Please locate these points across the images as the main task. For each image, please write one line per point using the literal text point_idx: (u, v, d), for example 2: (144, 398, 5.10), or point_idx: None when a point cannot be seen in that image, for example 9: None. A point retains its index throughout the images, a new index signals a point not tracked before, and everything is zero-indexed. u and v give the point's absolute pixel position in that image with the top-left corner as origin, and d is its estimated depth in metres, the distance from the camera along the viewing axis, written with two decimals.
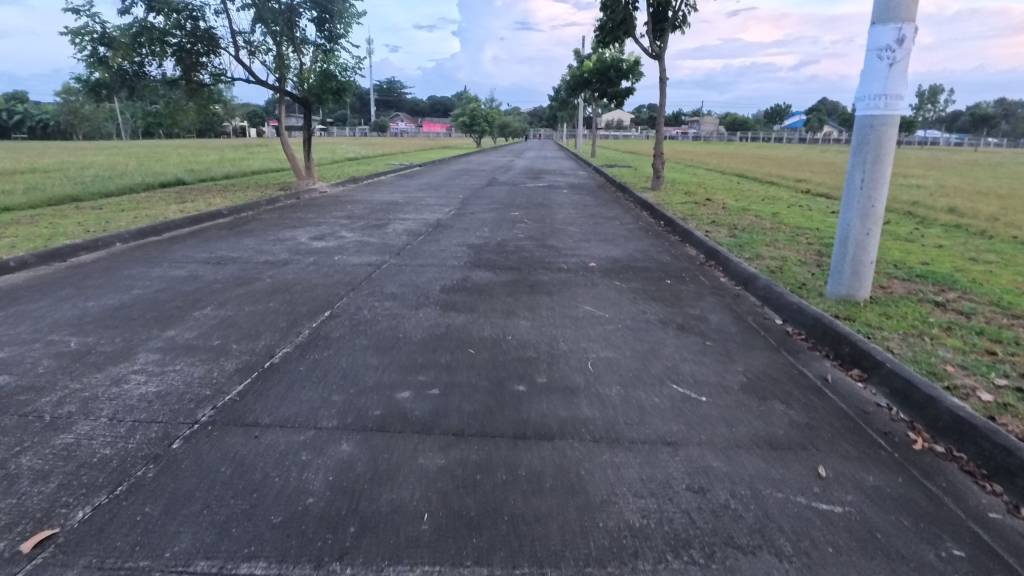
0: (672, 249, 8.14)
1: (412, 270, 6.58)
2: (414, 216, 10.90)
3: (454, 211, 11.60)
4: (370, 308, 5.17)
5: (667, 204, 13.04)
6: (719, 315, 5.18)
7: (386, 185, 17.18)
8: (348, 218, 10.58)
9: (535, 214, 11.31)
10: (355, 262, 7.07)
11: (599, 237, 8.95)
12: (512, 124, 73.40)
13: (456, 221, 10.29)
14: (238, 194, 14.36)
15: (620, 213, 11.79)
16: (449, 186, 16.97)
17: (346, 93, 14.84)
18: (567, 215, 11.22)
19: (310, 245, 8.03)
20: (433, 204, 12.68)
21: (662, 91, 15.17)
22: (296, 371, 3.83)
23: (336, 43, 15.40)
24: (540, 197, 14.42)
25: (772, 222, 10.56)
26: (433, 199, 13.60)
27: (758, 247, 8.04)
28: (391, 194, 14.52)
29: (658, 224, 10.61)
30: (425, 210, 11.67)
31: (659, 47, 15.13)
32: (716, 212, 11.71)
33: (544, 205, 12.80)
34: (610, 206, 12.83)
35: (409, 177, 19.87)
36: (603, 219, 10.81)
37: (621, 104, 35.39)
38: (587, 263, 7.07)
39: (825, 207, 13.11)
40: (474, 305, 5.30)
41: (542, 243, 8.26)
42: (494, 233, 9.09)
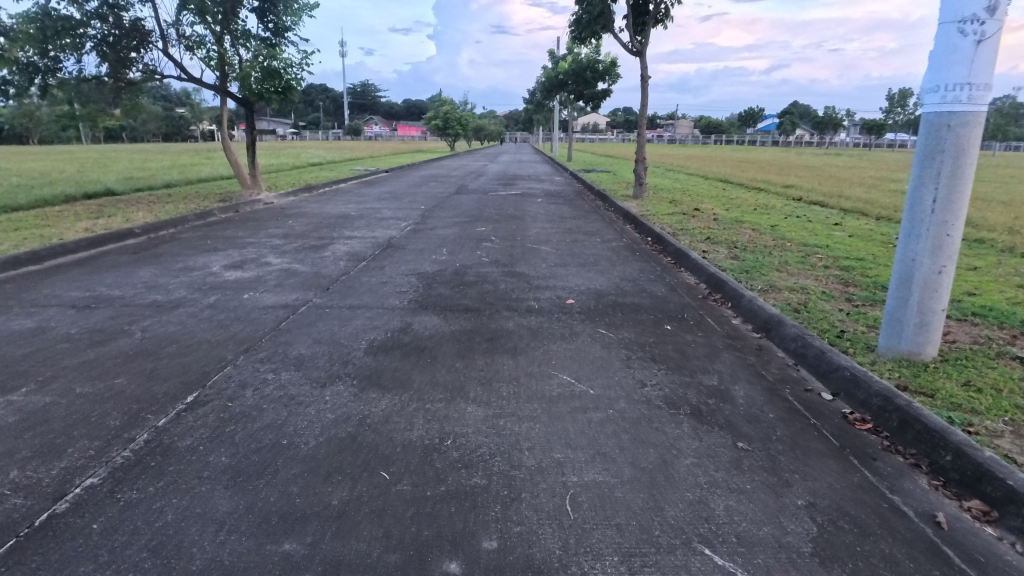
0: (666, 276, 6.74)
1: (337, 315, 5.07)
2: (363, 233, 9.37)
3: (411, 226, 10.11)
4: (255, 386, 3.65)
5: (652, 215, 11.71)
6: (744, 386, 3.78)
7: (342, 194, 15.59)
8: (285, 237, 9.01)
9: (503, 229, 9.87)
10: (268, 302, 5.53)
11: (577, 260, 7.54)
12: (488, 128, 72.22)
13: (411, 240, 8.79)
14: (170, 206, 12.70)
15: (600, 227, 10.42)
16: (412, 195, 15.42)
17: (295, 93, 13.22)
18: (541, 230, 9.83)
19: (220, 277, 6.44)
20: (388, 218, 11.17)
21: (643, 91, 13.86)
22: (81, 538, 2.31)
23: (283, 36, 13.76)
24: (511, 207, 12.99)
25: (774, 238, 9.27)
26: (391, 211, 12.08)
27: (769, 273, 6.70)
28: (345, 205, 12.94)
29: (646, 241, 9.22)
30: (378, 226, 10.14)
31: (641, 43, 13.80)
32: (708, 226, 10.39)
33: (516, 217, 11.37)
34: (589, 219, 11.44)
35: (370, 185, 18.26)
36: (581, 235, 9.41)
37: (598, 107, 34.27)
38: (563, 299, 5.64)
39: (824, 217, 11.92)
40: (407, 376, 3.81)
41: (509, 270, 6.81)
42: (452, 256, 7.61)
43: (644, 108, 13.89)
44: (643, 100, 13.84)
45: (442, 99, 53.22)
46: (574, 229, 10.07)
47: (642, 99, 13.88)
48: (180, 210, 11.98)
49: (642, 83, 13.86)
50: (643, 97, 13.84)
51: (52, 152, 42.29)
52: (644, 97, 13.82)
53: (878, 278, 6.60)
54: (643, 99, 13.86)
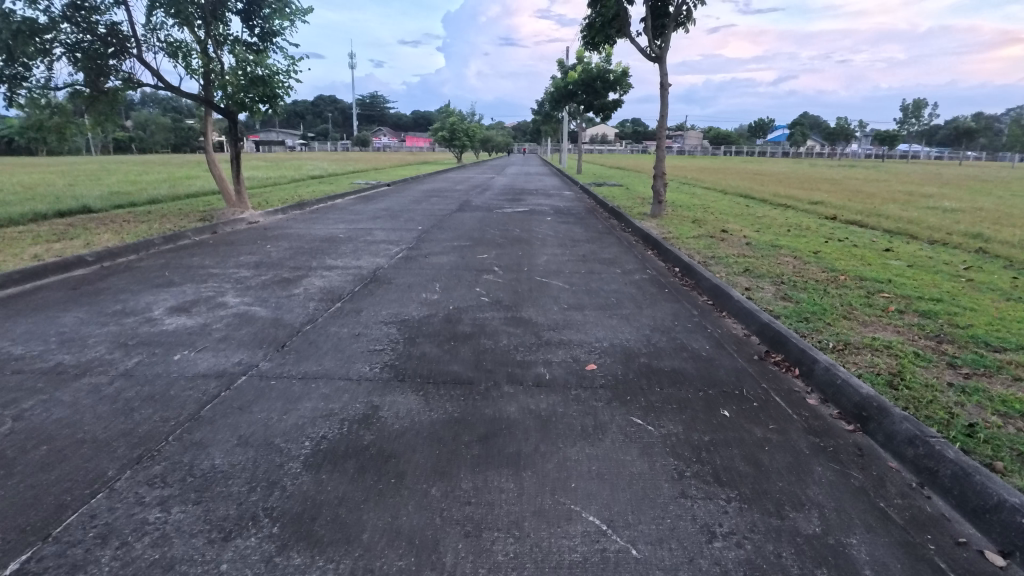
0: (706, 325, 5.47)
1: (285, 392, 3.83)
2: (347, 262, 8.16)
3: (404, 252, 8.91)
4: (123, 539, 2.41)
5: (675, 238, 10.48)
6: (864, 538, 2.50)
7: (335, 211, 14.45)
8: (256, 267, 7.82)
9: (508, 256, 8.66)
10: (202, 365, 4.30)
11: (595, 299, 6.28)
12: (496, 139, 71.48)
13: (401, 271, 7.56)
14: (143, 226, 11.62)
15: (619, 253, 9.16)
16: (409, 213, 14.24)
17: (282, 104, 12.09)
18: (551, 258, 8.60)
19: (157, 327, 5.22)
20: (379, 241, 9.98)
21: (662, 100, 12.66)
22: None
23: (271, 42, 12.66)
24: (517, 228, 11.77)
25: (823, 269, 7.98)
26: (384, 233, 10.89)
27: (835, 322, 5.41)
28: (335, 226, 11.78)
29: (672, 271, 7.95)
30: (366, 252, 8.93)
31: (660, 48, 12.61)
32: (742, 252, 9.12)
33: (523, 240, 10.14)
34: (605, 242, 10.21)
35: (368, 201, 17.12)
36: (598, 265, 8.15)
37: (608, 118, 33.22)
38: (582, 363, 4.37)
39: (868, 240, 10.66)
40: (357, 519, 2.55)
41: (513, 316, 5.56)
42: (445, 295, 6.37)
43: (663, 119, 12.69)
44: (663, 110, 12.64)
45: (448, 110, 52.31)
46: (588, 255, 8.84)
47: (662, 109, 12.68)
48: (153, 231, 10.87)
49: (661, 92, 12.67)
50: (662, 107, 12.65)
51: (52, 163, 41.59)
52: (664, 107, 12.62)
53: (973, 329, 5.30)
54: (662, 109, 12.67)
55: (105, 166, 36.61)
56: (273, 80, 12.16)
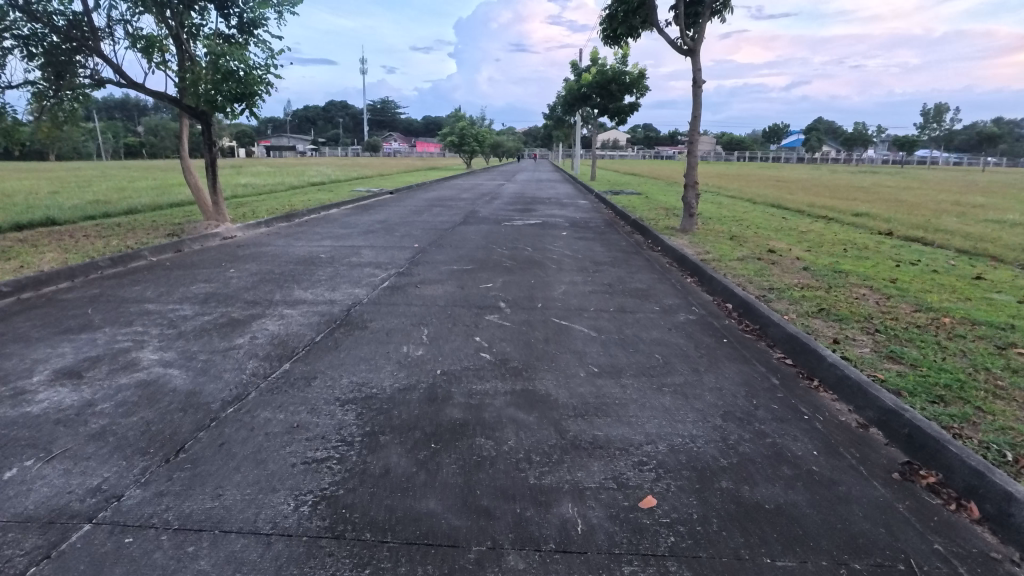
0: (799, 408, 3.84)
1: (135, 571, 2.25)
2: (318, 295, 6.60)
3: (391, 280, 7.34)
4: None
5: (716, 260, 8.86)
6: None
7: (325, 224, 12.97)
8: (205, 301, 6.29)
9: (517, 285, 7.08)
10: (35, 497, 2.73)
11: (634, 358, 4.67)
12: (506, 144, 70.35)
13: (382, 308, 6.00)
14: (100, 242, 10.18)
15: (652, 281, 7.54)
16: (407, 225, 12.71)
17: (262, 104, 10.53)
18: (571, 288, 6.99)
19: (16, 410, 3.64)
20: (365, 263, 8.42)
21: (695, 100, 11.11)
22: None
23: (252, 34, 11.12)
24: (528, 245, 10.17)
25: (915, 308, 6.32)
26: (374, 252, 9.34)
27: (986, 404, 3.77)
28: (319, 243, 10.26)
29: (721, 307, 6.32)
30: (346, 279, 7.37)
31: (694, 39, 11.03)
32: (802, 281, 7.48)
33: (535, 263, 8.54)
34: (632, 265, 8.61)
35: (365, 211, 15.62)
36: (629, 298, 6.55)
37: (623, 122, 31.72)
38: (632, 496, 2.76)
39: (945, 263, 9.01)
40: None
41: (524, 390, 3.95)
42: (433, 349, 4.78)
43: (696, 119, 11.15)
44: (696, 111, 11.13)
45: (458, 114, 50.94)
46: (615, 285, 7.24)
47: (694, 109, 11.15)
48: (107, 250, 9.42)
49: (694, 90, 11.12)
50: (695, 107, 11.13)
51: (55, 169, 40.72)
52: (697, 107, 11.10)
53: None
54: (695, 110, 11.14)
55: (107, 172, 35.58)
56: (251, 78, 10.57)
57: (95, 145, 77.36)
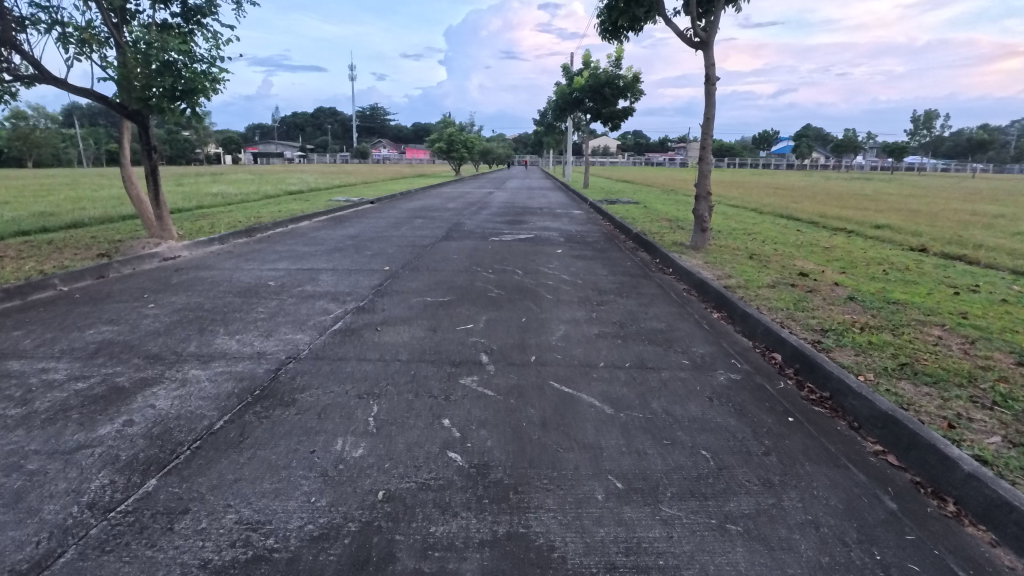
0: (953, 568, 2.40)
1: None
2: (245, 344, 5.08)
3: (347, 319, 5.83)
4: None
5: (743, 286, 7.45)
6: None
7: (289, 240, 11.43)
8: (93, 357, 4.75)
9: (504, 326, 5.60)
10: None
11: (673, 457, 3.22)
12: (495, 151, 69.07)
13: (323, 366, 4.50)
14: (12, 266, 8.59)
15: (671, 317, 6.09)
16: (382, 242, 11.21)
17: (206, 102, 8.98)
18: (572, 331, 5.52)
19: None
20: (320, 294, 6.90)
21: (709, 99, 9.79)
22: None
23: (198, 23, 9.62)
24: (518, 267, 8.69)
25: (1014, 358, 4.92)
26: (334, 278, 7.82)
27: None
28: (272, 265, 8.73)
29: (767, 358, 4.90)
30: (290, 318, 5.87)
31: (706, 30, 9.69)
32: (856, 317, 6.08)
33: (527, 292, 7.07)
34: (644, 292, 7.17)
35: (338, 224, 14.09)
36: (647, 346, 5.11)
37: (617, 127, 30.44)
38: None
39: (1009, 288, 7.66)
40: None
41: (512, 540, 2.49)
42: (379, 444, 3.30)
43: (709, 122, 9.87)
44: (709, 112, 9.83)
45: (447, 119, 49.52)
46: (626, 324, 5.80)
47: (707, 110, 9.85)
48: (14, 276, 7.85)
49: (707, 87, 9.79)
50: (708, 107, 9.82)
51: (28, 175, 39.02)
52: (711, 108, 9.80)
53: None
54: (708, 111, 9.83)
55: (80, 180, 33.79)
56: (192, 70, 9.01)
57: (74, 152, 75.20)
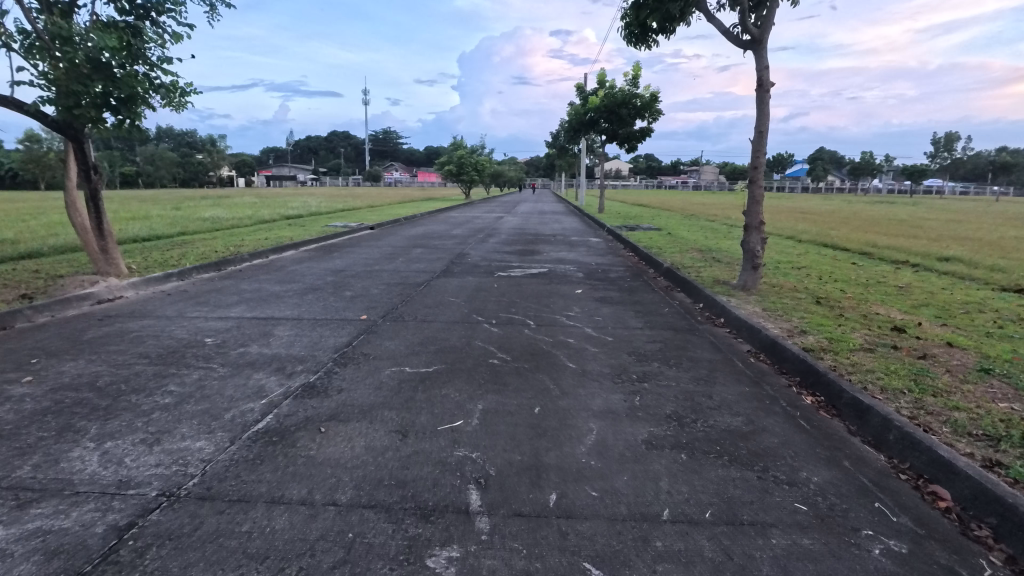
0: None
1: None
2: (111, 464, 3.30)
3: (281, 409, 4.05)
4: None
5: (829, 348, 5.59)
6: None
7: (261, 276, 9.74)
8: None
9: (508, 426, 3.78)
10: None
11: None
12: (506, 174, 67.97)
13: (204, 522, 2.71)
14: None
15: (749, 406, 4.24)
16: (369, 279, 9.50)
17: (147, 112, 7.31)
18: (610, 435, 3.70)
19: None
20: (263, 361, 5.13)
21: (761, 109, 8.06)
22: None
23: (148, 18, 7.98)
24: (529, 317, 6.91)
25: None
26: (292, 333, 6.06)
27: None
28: (223, 313, 7.00)
29: (930, 501, 3.07)
30: (201, 407, 4.09)
31: (760, 27, 8.01)
32: (1018, 407, 4.21)
33: (541, 359, 5.25)
34: (698, 359, 5.33)
35: (325, 255, 12.42)
36: (731, 472, 3.26)
37: (634, 149, 28.88)
38: None
39: None
40: None
41: None
42: None
43: (761, 136, 8.13)
44: (761, 124, 8.10)
45: (457, 142, 48.35)
46: (688, 420, 3.96)
47: (758, 122, 8.13)
48: None
49: (759, 93, 8.07)
50: (759, 118, 8.11)
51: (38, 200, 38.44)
52: (764, 119, 8.06)
53: None
54: (759, 122, 8.11)
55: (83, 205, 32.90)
56: (133, 73, 7.36)
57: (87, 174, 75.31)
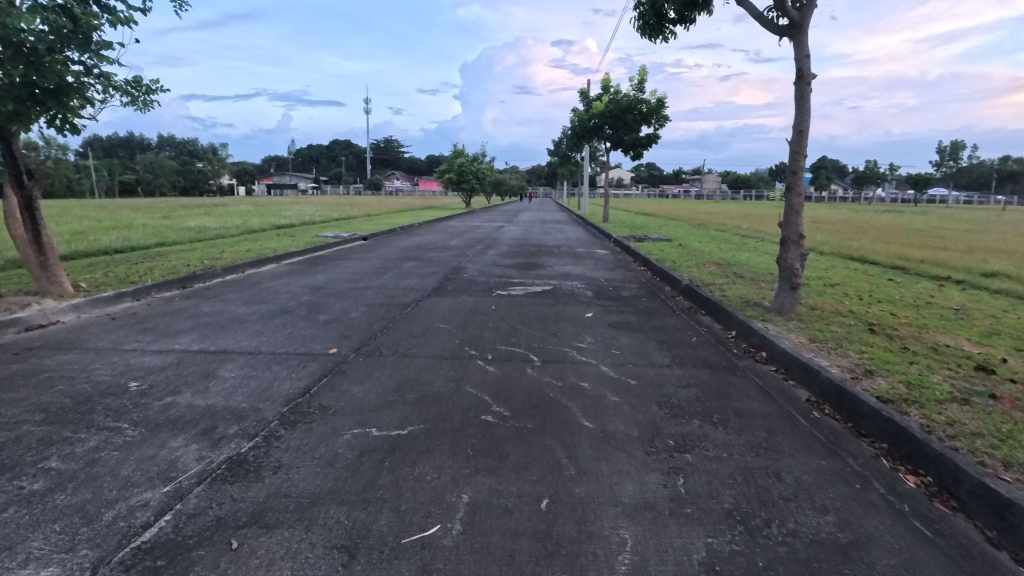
0: None
1: None
2: None
3: (185, 505, 2.90)
4: None
5: (912, 397, 4.42)
6: None
7: (229, 295, 8.61)
8: None
9: (504, 537, 2.63)
10: None
11: None
12: (508, 182, 67.07)
13: None
14: None
15: (835, 496, 3.08)
16: (350, 299, 8.36)
17: (80, 105, 6.19)
18: (651, 555, 2.53)
19: None
20: (190, 419, 3.98)
21: (800, 104, 6.96)
22: None
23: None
24: (532, 349, 5.75)
25: None
26: (239, 374, 4.90)
27: None
28: (166, 345, 5.85)
29: None
30: (74, 502, 2.93)
31: (800, 9, 6.91)
32: None
33: (548, 414, 4.08)
34: (748, 415, 4.17)
35: (307, 269, 11.28)
36: None
37: (640, 156, 27.82)
38: None
39: None
40: None
41: None
42: None
43: (801, 135, 7.01)
44: (799, 122, 7.01)
45: (458, 150, 47.41)
46: (758, 523, 2.79)
47: (797, 119, 7.04)
48: None
49: (797, 86, 6.97)
50: (798, 115, 7.02)
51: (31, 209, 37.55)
52: (804, 116, 6.96)
53: None
54: (798, 120, 7.01)
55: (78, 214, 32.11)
56: (63, 60, 6.25)
57: (85, 182, 74.66)
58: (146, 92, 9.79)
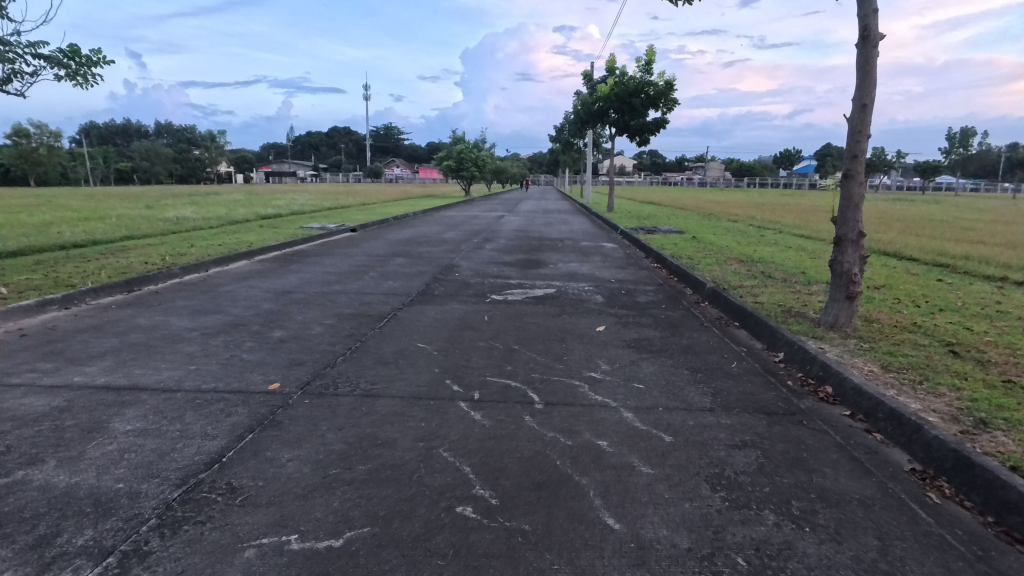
0: None
1: None
2: None
3: None
4: None
5: None
6: None
7: (177, 302, 7.34)
8: None
9: None
10: None
11: None
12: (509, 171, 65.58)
13: None
14: None
15: None
16: (318, 307, 7.09)
17: None
18: None
19: None
20: (27, 516, 2.72)
21: (863, 72, 5.65)
22: None
23: None
24: (532, 385, 4.46)
25: None
26: (137, 429, 3.64)
27: None
28: (63, 376, 4.59)
29: None
30: None
31: None
32: None
33: (552, 505, 2.81)
34: (839, 504, 2.90)
35: (279, 268, 10.00)
36: None
37: (646, 142, 26.42)
38: None
39: None
40: None
41: None
42: None
43: (864, 111, 5.70)
44: (862, 94, 5.70)
45: (457, 137, 45.99)
46: None
47: (858, 90, 5.72)
48: None
49: (861, 50, 5.66)
50: (860, 85, 5.70)
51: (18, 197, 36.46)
52: (868, 87, 5.65)
53: None
54: (861, 92, 5.70)
55: (64, 203, 31.02)
56: None
57: (81, 170, 73.56)
58: (86, 64, 8.60)
